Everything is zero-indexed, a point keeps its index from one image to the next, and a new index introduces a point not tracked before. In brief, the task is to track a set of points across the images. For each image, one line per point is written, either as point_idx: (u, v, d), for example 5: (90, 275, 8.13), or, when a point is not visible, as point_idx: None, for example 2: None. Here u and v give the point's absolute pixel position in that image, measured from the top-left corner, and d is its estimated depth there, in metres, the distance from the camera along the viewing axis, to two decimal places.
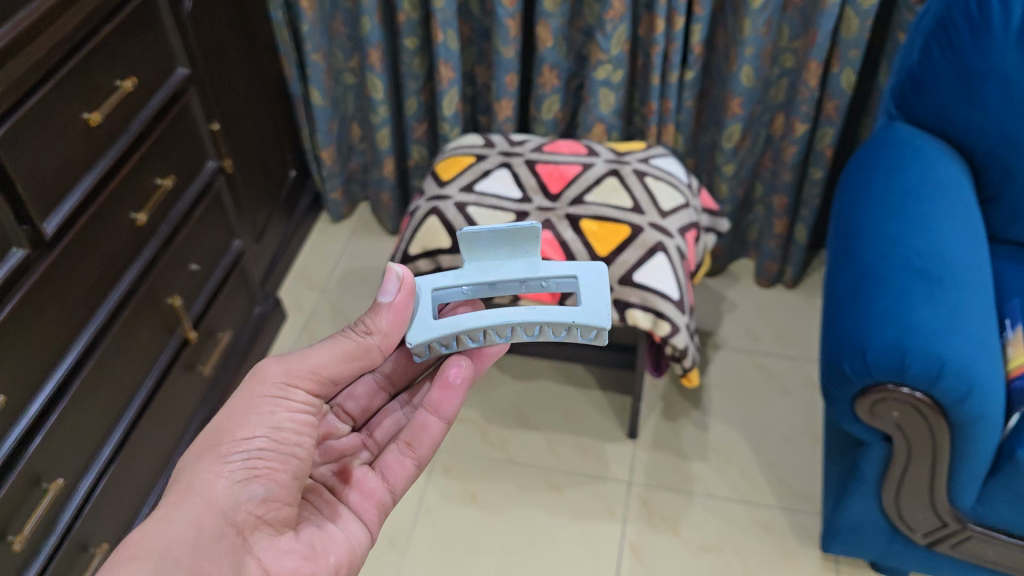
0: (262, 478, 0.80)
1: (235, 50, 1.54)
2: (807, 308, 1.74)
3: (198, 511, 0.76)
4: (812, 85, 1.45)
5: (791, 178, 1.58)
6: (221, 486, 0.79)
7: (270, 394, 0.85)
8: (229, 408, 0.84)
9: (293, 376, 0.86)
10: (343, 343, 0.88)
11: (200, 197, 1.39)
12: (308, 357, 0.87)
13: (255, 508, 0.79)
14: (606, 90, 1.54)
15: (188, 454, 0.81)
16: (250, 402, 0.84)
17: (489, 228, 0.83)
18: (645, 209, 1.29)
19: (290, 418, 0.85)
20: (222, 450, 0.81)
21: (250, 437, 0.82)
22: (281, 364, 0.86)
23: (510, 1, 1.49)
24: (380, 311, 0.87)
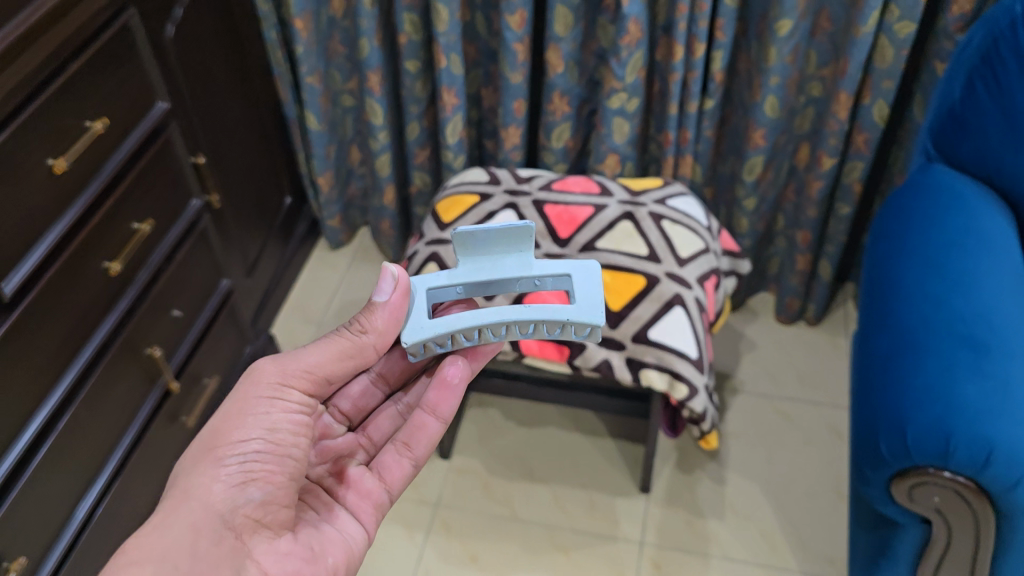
0: (259, 480, 0.77)
1: (227, 75, 1.45)
2: (831, 349, 1.63)
3: (197, 516, 0.74)
4: (842, 117, 1.34)
5: (817, 214, 1.48)
6: (218, 489, 0.76)
7: (264, 395, 0.81)
8: (224, 411, 0.80)
9: (287, 377, 0.82)
10: (338, 342, 0.84)
11: (183, 237, 1.30)
12: (302, 357, 0.84)
13: (252, 511, 0.76)
14: (621, 119, 1.44)
15: (186, 458, 0.78)
16: (244, 403, 0.80)
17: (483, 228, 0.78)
18: (662, 258, 1.19)
19: (286, 418, 0.81)
20: (217, 453, 0.77)
21: (245, 439, 0.78)
22: (275, 365, 0.82)
23: (518, 24, 1.39)
24: (375, 309, 0.83)
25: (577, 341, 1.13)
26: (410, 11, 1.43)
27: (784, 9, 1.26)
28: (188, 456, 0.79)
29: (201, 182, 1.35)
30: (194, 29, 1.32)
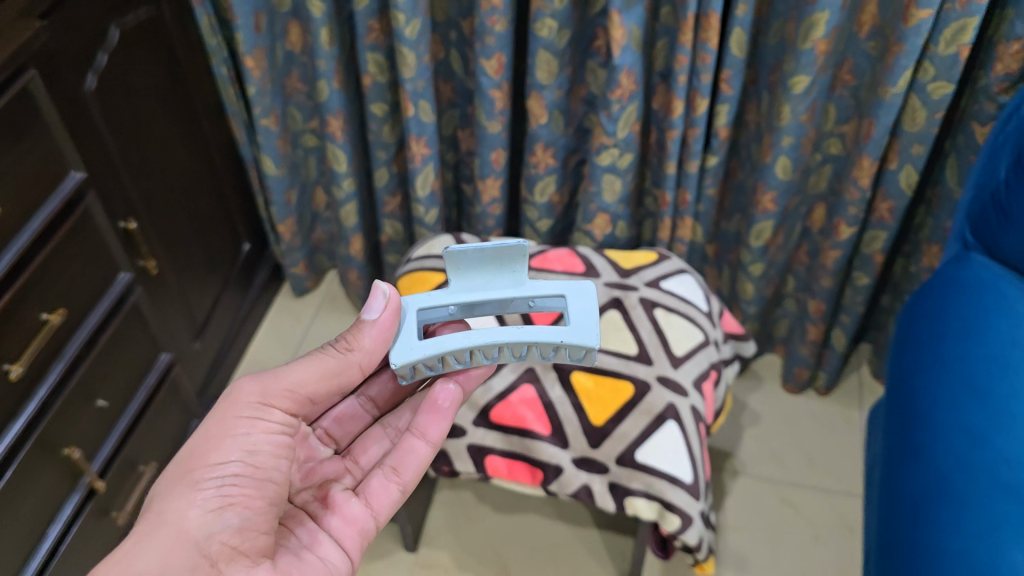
0: (239, 505, 0.69)
1: (170, 118, 1.29)
2: (843, 424, 1.47)
3: (170, 540, 0.66)
4: (864, 184, 1.17)
5: (831, 284, 1.31)
6: (193, 515, 0.67)
7: (245, 415, 0.74)
8: (203, 432, 0.73)
9: (269, 397, 0.76)
10: (324, 360, 0.79)
11: (112, 316, 1.14)
12: (285, 375, 0.77)
13: (231, 538, 0.68)
14: (611, 177, 1.26)
15: (163, 481, 0.70)
16: (224, 423, 0.73)
17: (475, 247, 0.76)
18: (653, 357, 1.03)
19: (268, 440, 0.74)
20: (194, 476, 0.70)
21: (225, 461, 0.71)
22: (256, 385, 0.76)
23: (495, 70, 1.22)
24: (362, 328, 0.78)
25: (553, 462, 0.98)
26: (375, 51, 1.26)
27: (801, 65, 1.09)
28: (163, 481, 0.71)
29: (133, 249, 1.18)
30: (125, 75, 1.15)
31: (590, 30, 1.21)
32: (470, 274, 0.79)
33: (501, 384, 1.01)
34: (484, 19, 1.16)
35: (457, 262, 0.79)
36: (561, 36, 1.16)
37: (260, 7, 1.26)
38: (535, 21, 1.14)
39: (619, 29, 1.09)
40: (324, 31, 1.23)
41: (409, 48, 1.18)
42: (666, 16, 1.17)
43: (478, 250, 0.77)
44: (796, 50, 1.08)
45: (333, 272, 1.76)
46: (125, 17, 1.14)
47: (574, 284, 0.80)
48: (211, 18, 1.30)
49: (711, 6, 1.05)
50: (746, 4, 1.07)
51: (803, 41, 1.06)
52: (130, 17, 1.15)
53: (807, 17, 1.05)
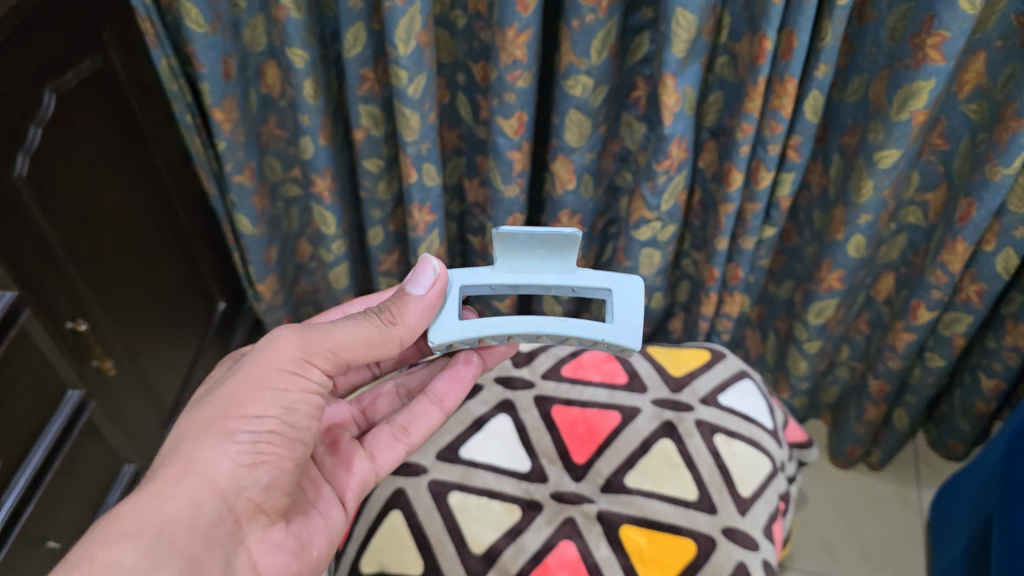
0: (271, 464, 0.63)
1: (126, 182, 1.07)
2: (900, 506, 1.30)
3: (199, 489, 0.60)
4: (954, 270, 0.99)
5: (899, 366, 1.14)
6: (225, 467, 0.61)
7: (285, 369, 0.66)
8: (240, 378, 0.65)
9: (309, 356, 0.67)
10: (370, 328, 0.68)
11: (61, 441, 0.94)
12: (328, 334, 0.67)
13: (257, 496, 0.63)
14: (651, 251, 1.08)
15: (192, 423, 0.63)
16: (263, 374, 0.65)
17: (525, 230, 0.66)
18: (716, 503, 0.86)
19: (305, 400, 0.66)
20: (228, 425, 0.63)
21: (262, 415, 0.64)
22: (297, 338, 0.67)
23: (515, 130, 1.02)
24: (406, 304, 0.68)
25: None
26: (369, 102, 1.05)
27: (892, 138, 0.89)
28: (192, 420, 0.64)
29: (82, 357, 0.97)
30: (66, 146, 0.94)
31: (628, 80, 1.02)
32: (518, 258, 0.69)
33: (536, 540, 0.83)
34: (503, 74, 0.96)
35: (506, 243, 0.68)
36: (596, 95, 0.96)
37: (229, 51, 1.05)
38: (566, 78, 0.94)
39: (673, 94, 0.90)
40: (307, 83, 1.02)
41: (412, 109, 0.98)
42: (723, 68, 0.97)
43: (529, 234, 0.67)
44: (887, 120, 0.89)
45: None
46: (63, 77, 0.92)
47: (625, 277, 0.70)
48: (171, 61, 1.08)
49: (789, 71, 0.86)
50: (828, 64, 0.88)
51: (897, 112, 0.87)
52: (69, 75, 0.93)
53: (905, 84, 0.85)
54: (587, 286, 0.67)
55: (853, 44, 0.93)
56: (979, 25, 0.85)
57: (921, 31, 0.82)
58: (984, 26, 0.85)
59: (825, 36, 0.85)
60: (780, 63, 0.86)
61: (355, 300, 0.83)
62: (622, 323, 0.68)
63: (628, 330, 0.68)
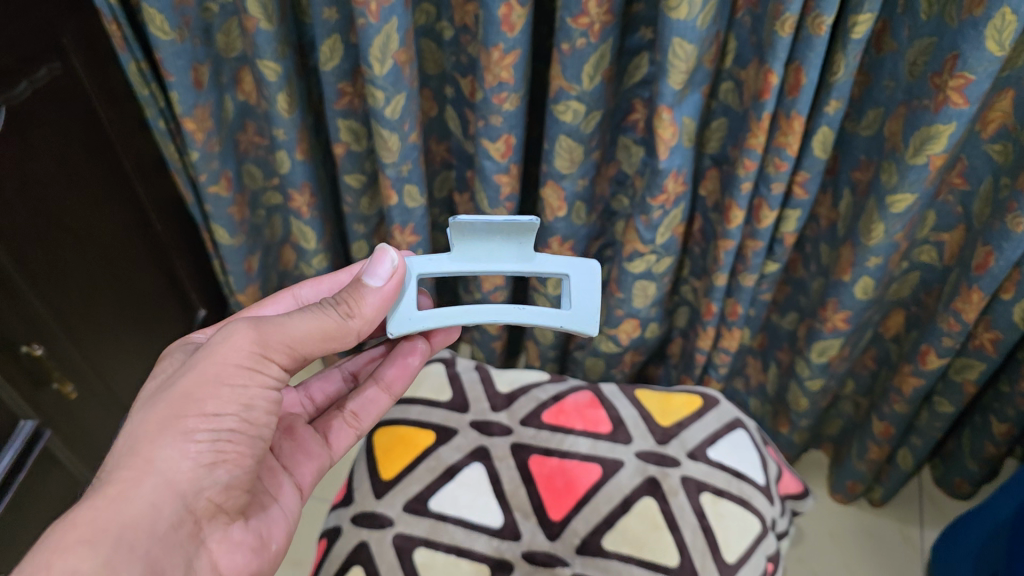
0: (231, 462, 0.59)
1: (92, 191, 1.02)
2: (901, 546, 1.25)
3: (160, 492, 0.55)
4: (968, 319, 0.91)
5: (905, 410, 1.07)
6: (185, 468, 0.56)
7: (244, 365, 0.59)
8: (195, 373, 0.58)
9: (266, 350, 0.60)
10: (330, 318, 0.62)
11: (14, 474, 0.88)
12: (286, 326, 0.61)
13: (218, 496, 0.58)
14: (645, 282, 1.02)
15: (146, 420, 0.57)
16: (219, 370, 0.58)
17: (483, 219, 0.63)
18: (699, 570, 0.80)
19: (265, 396, 0.60)
20: (185, 424, 0.57)
21: (222, 413, 0.58)
22: (253, 332, 0.60)
23: (502, 154, 0.95)
24: (362, 296, 0.63)
25: None
26: (348, 117, 0.99)
27: (907, 181, 0.82)
28: (142, 418, 0.58)
29: (41, 382, 0.93)
30: (20, 162, 0.88)
31: (625, 103, 0.95)
32: (475, 244, 0.66)
33: None
34: (489, 96, 0.89)
35: (463, 231, 0.65)
36: (589, 121, 0.89)
37: (200, 58, 0.99)
38: (556, 103, 0.88)
39: (670, 127, 0.83)
40: (282, 97, 0.95)
41: (390, 130, 0.91)
42: (727, 94, 0.90)
43: (487, 223, 0.63)
44: (902, 163, 0.82)
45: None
46: (16, 88, 0.86)
47: (583, 263, 0.68)
48: (141, 65, 1.03)
49: (796, 108, 0.79)
50: (840, 100, 0.80)
51: (913, 155, 0.80)
52: (23, 85, 0.87)
53: (922, 126, 0.78)
54: (546, 275, 0.65)
55: (868, 75, 0.86)
56: (1008, 62, 0.77)
57: (943, 71, 0.74)
58: (1014, 63, 0.77)
59: (837, 71, 0.78)
60: (787, 99, 0.80)
61: (308, 283, 0.77)
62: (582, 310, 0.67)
63: (589, 317, 0.67)
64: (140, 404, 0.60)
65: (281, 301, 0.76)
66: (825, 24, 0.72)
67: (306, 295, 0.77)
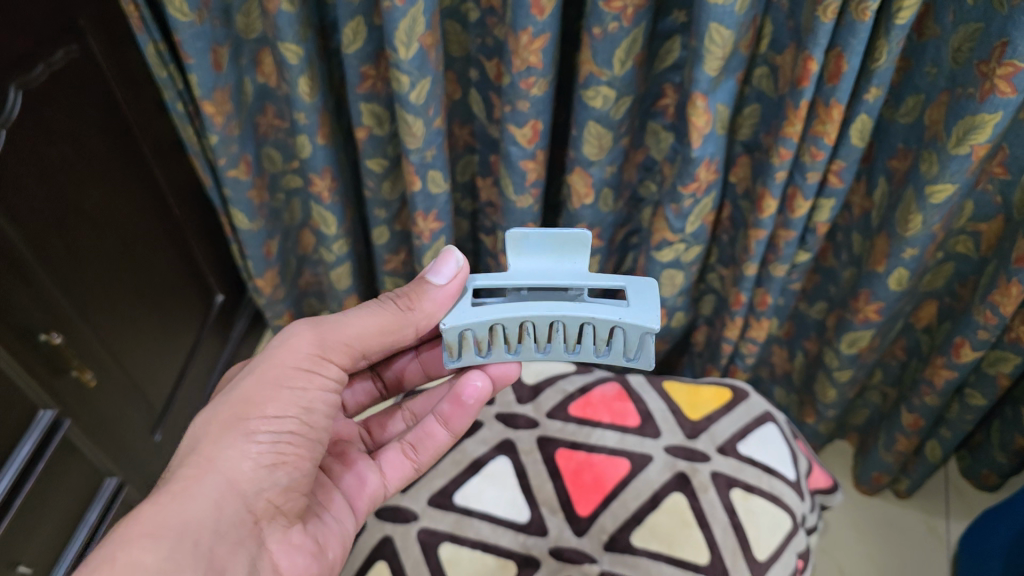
0: (292, 465, 0.59)
1: (111, 176, 1.00)
2: (926, 539, 1.23)
3: (223, 492, 0.55)
4: (1006, 312, 0.89)
5: (935, 403, 1.05)
6: (247, 468, 0.57)
7: (301, 367, 0.62)
8: (256, 377, 0.61)
9: (325, 351, 0.64)
10: (387, 314, 0.65)
11: (34, 461, 0.87)
12: (346, 326, 0.65)
13: (276, 497, 0.58)
14: (673, 271, 1.00)
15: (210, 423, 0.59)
16: (278, 373, 0.62)
17: (535, 229, 0.62)
18: (729, 568, 0.81)
19: (323, 399, 0.63)
20: (247, 425, 0.59)
21: (282, 415, 0.60)
22: (312, 335, 0.64)
23: (528, 140, 0.93)
24: (426, 292, 0.64)
25: None
26: (370, 101, 0.96)
27: (947, 172, 0.79)
28: (206, 422, 0.60)
29: (60, 369, 0.92)
30: (37, 148, 0.86)
31: (655, 88, 0.92)
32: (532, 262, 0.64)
33: None
34: (516, 81, 0.87)
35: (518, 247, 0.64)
36: (619, 107, 0.87)
37: (219, 40, 0.96)
38: (585, 88, 0.85)
39: (703, 115, 0.81)
40: (302, 80, 0.93)
41: (415, 115, 0.89)
42: (761, 80, 0.87)
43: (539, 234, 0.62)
44: (943, 153, 0.79)
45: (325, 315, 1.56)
46: (32, 71, 0.84)
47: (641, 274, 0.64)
48: (159, 46, 1.00)
49: (836, 95, 0.77)
50: (880, 87, 0.78)
51: (955, 145, 0.77)
52: (39, 68, 0.85)
53: (966, 115, 0.75)
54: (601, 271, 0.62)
55: (909, 60, 0.83)
56: None
57: (990, 58, 0.71)
58: None
59: (879, 57, 0.75)
60: (826, 86, 0.77)
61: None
62: (643, 307, 0.61)
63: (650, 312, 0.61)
64: (205, 410, 0.63)
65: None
66: (870, 9, 0.69)
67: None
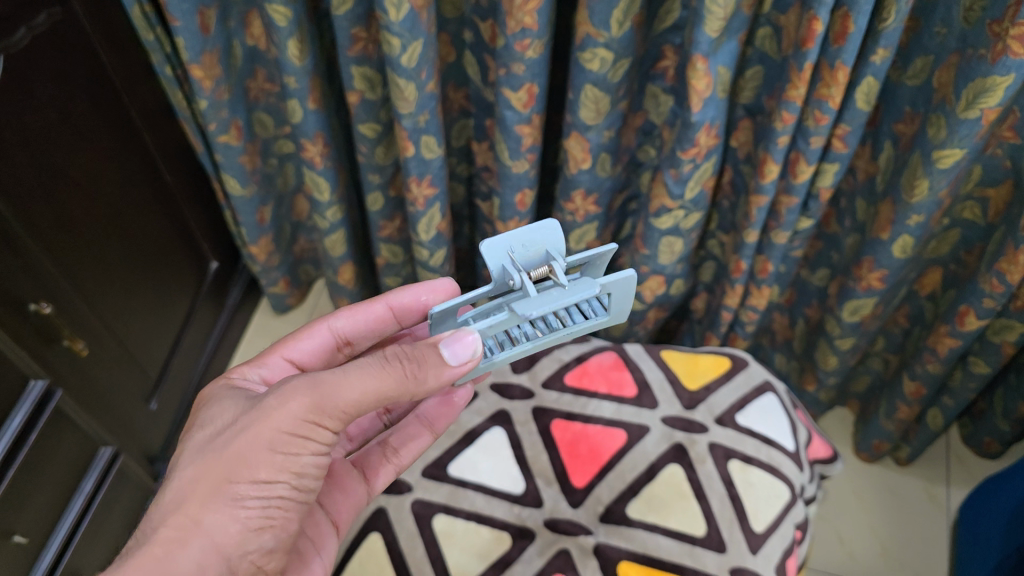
0: (278, 528, 0.58)
1: (99, 143, 0.98)
2: (927, 506, 1.23)
3: (206, 555, 0.55)
4: (1013, 281, 0.87)
5: (938, 371, 1.03)
6: (232, 532, 0.56)
7: (297, 434, 0.57)
8: (248, 437, 0.57)
9: (319, 416, 0.57)
10: (390, 382, 0.57)
11: (25, 433, 0.85)
12: (343, 394, 0.57)
13: (261, 559, 0.58)
14: (672, 239, 0.98)
15: (199, 480, 0.56)
16: (271, 437, 0.57)
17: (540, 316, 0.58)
18: (726, 540, 0.81)
19: (315, 460, 0.59)
20: (237, 488, 0.56)
21: (273, 480, 0.57)
22: (310, 397, 0.57)
23: (523, 103, 0.90)
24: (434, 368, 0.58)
25: None
26: (362, 64, 0.94)
27: (956, 136, 0.77)
28: (194, 470, 0.57)
29: (51, 338, 0.90)
30: (21, 114, 0.84)
31: (654, 49, 0.89)
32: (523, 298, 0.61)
33: (526, 573, 0.80)
34: (511, 42, 0.84)
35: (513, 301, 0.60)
36: (616, 69, 0.84)
37: (206, 2, 0.93)
38: (582, 50, 0.82)
39: (704, 78, 0.78)
40: (291, 43, 0.90)
41: (406, 79, 0.87)
42: (764, 41, 0.84)
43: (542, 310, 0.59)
44: (952, 117, 0.76)
45: (322, 281, 1.55)
46: (14, 34, 0.81)
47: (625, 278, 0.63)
48: (145, 8, 0.97)
49: (841, 57, 0.74)
50: (888, 49, 0.75)
51: (964, 109, 0.74)
52: (21, 32, 0.82)
53: (977, 77, 0.72)
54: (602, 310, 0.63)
55: (918, 20, 0.79)
56: None
57: (1004, 18, 0.69)
58: None
59: (887, 17, 0.72)
60: (831, 48, 0.75)
61: (342, 311, 0.76)
62: (622, 309, 0.64)
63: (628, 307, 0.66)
64: (192, 445, 0.59)
65: (317, 336, 0.75)
66: None
67: (341, 326, 0.76)
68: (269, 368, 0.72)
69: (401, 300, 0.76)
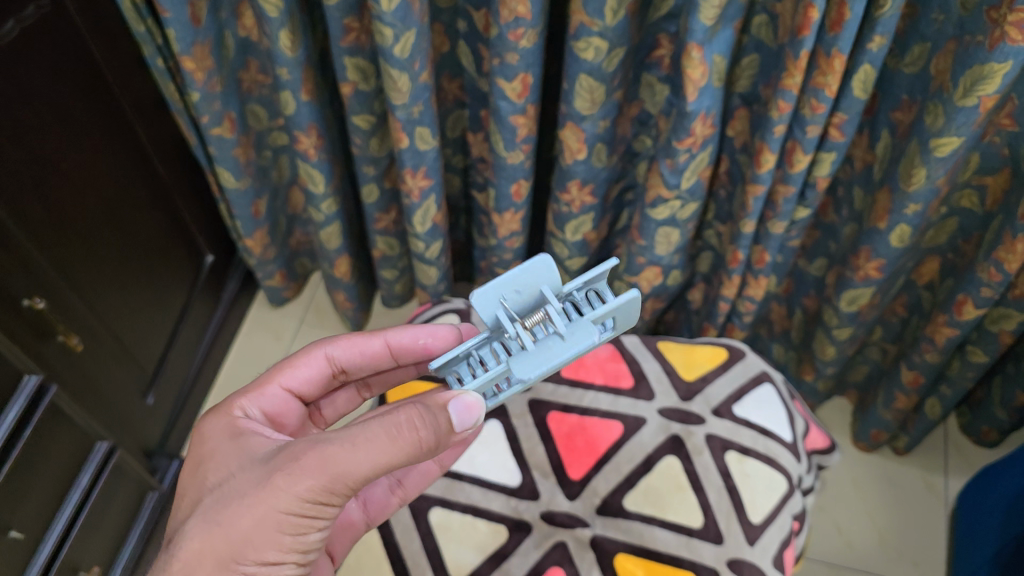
0: None
1: (91, 138, 0.97)
2: (924, 494, 1.22)
3: None
4: (1011, 269, 0.86)
5: (936, 361, 1.03)
6: None
7: (304, 515, 0.54)
8: (256, 515, 0.54)
9: (330, 497, 0.54)
10: (402, 456, 0.54)
11: (19, 428, 0.85)
12: (354, 472, 0.53)
13: None
14: (668, 229, 0.97)
15: (205, 558, 0.54)
16: (279, 520, 0.54)
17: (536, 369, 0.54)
18: (723, 532, 0.81)
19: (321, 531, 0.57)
20: (243, 568, 0.54)
21: (279, 560, 0.55)
22: (322, 478, 0.53)
23: (518, 93, 0.89)
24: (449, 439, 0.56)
25: None
26: (355, 54, 0.93)
27: (953, 124, 0.76)
28: (198, 544, 0.54)
29: (44, 333, 0.90)
30: (12, 109, 0.83)
31: (650, 38, 0.88)
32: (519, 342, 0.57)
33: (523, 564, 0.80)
34: (504, 32, 0.83)
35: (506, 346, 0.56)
36: (611, 59, 0.84)
37: None
38: (576, 39, 0.82)
39: (699, 66, 0.78)
40: (283, 34, 0.90)
41: (400, 70, 0.86)
42: (760, 29, 0.83)
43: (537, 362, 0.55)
44: (949, 104, 0.76)
45: (318, 274, 1.54)
46: (3, 27, 0.80)
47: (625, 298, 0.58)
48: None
49: (837, 45, 0.73)
50: (884, 36, 0.74)
51: (962, 96, 0.74)
52: (11, 24, 0.81)
53: (974, 64, 0.72)
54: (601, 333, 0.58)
55: (915, 7, 0.79)
56: None
57: (1002, 4, 0.68)
58: None
59: (883, 5, 0.72)
60: (828, 36, 0.74)
61: (339, 341, 0.74)
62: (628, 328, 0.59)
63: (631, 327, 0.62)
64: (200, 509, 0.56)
65: (312, 363, 0.73)
66: None
67: (337, 354, 0.74)
68: (266, 400, 0.70)
69: (400, 340, 0.75)
